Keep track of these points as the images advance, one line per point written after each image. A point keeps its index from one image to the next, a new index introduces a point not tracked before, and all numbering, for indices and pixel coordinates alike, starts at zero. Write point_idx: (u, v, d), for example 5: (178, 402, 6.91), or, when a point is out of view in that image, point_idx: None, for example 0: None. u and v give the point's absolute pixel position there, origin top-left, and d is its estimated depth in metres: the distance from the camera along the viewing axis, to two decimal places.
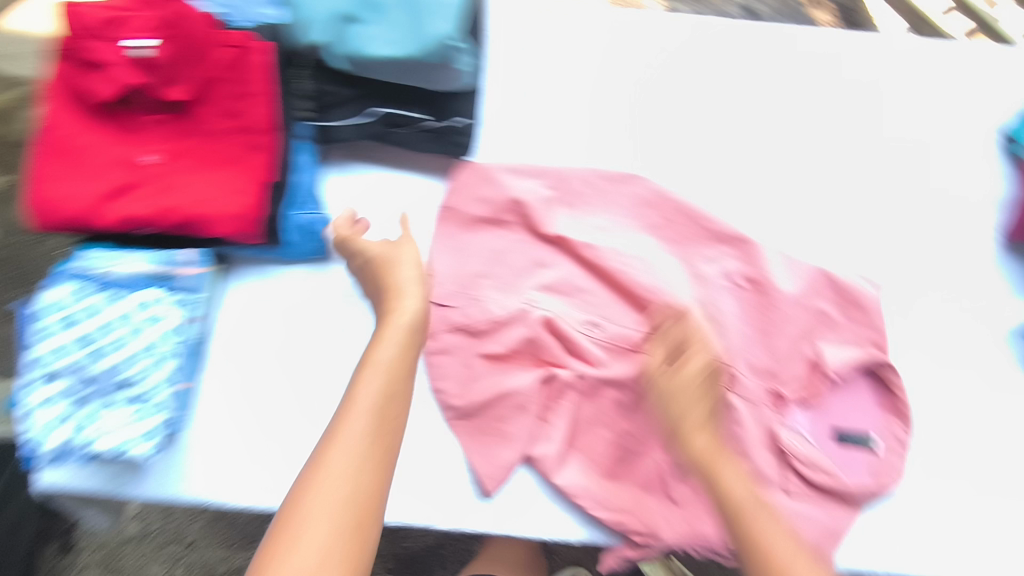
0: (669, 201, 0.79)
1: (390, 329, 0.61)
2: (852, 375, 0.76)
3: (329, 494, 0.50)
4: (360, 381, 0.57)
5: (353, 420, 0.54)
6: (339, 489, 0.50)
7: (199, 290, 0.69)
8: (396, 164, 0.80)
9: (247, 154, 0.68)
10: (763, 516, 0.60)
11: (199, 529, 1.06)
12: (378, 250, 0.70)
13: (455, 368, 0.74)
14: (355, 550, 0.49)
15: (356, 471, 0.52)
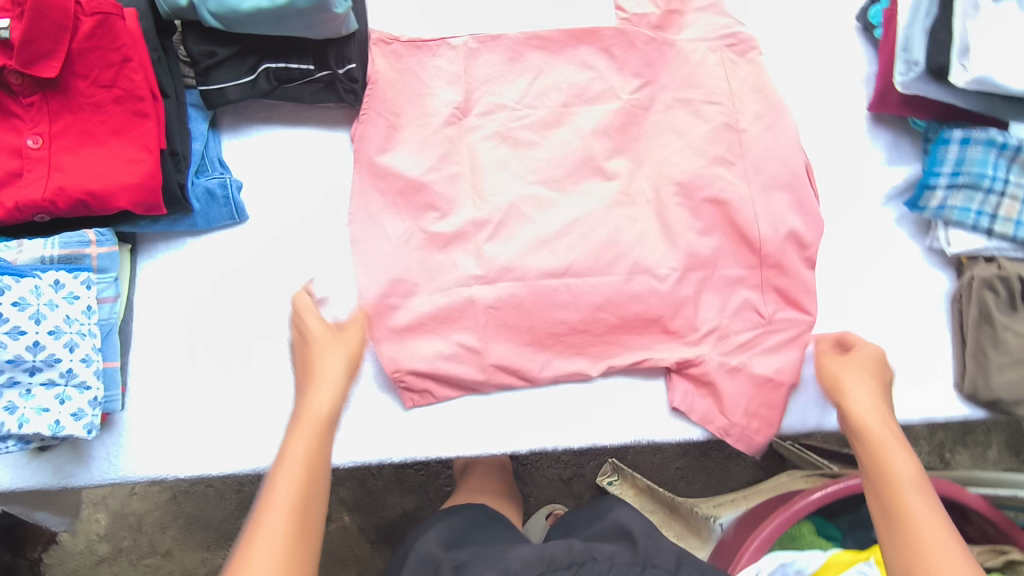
0: (566, 115, 0.84)
1: (315, 385, 0.64)
2: (694, 178, 0.83)
3: (300, 426, 0.60)
4: (315, 378, 0.65)
5: (308, 414, 0.61)
6: (275, 526, 0.53)
7: (110, 270, 0.70)
8: (294, 121, 0.82)
9: (133, 122, 0.67)
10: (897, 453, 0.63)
11: (172, 538, 1.10)
12: (317, 328, 0.68)
13: (364, 200, 0.80)
14: (313, 498, 0.56)
15: (315, 438, 0.60)
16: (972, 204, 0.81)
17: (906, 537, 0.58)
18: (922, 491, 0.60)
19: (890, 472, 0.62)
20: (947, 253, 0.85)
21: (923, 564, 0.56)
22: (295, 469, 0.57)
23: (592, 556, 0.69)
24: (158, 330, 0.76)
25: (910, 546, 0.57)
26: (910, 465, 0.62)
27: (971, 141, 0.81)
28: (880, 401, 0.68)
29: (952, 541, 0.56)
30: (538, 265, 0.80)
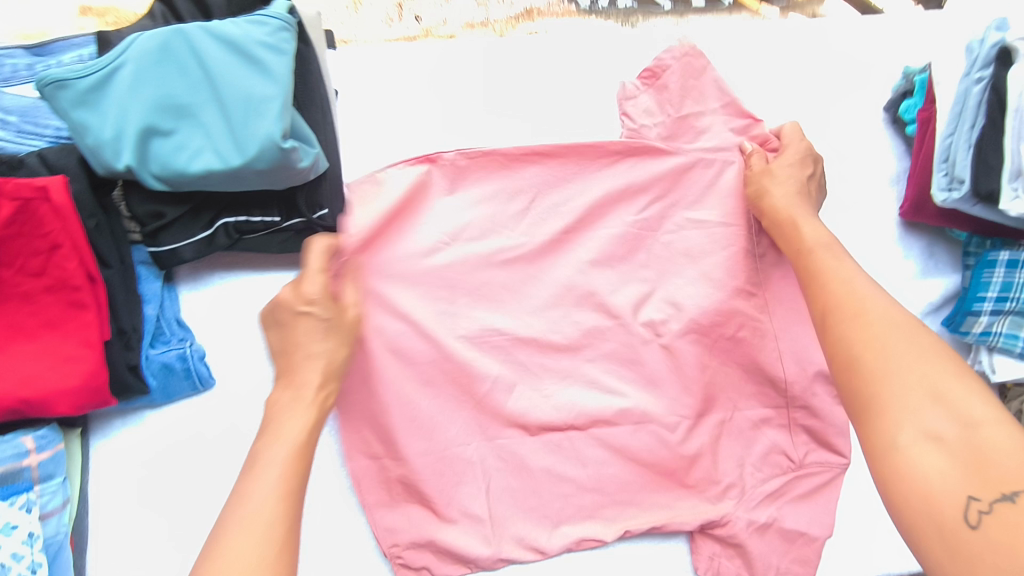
0: (567, 242, 0.74)
1: (303, 320, 0.59)
2: (715, 312, 0.74)
3: (269, 437, 0.53)
4: (291, 376, 0.58)
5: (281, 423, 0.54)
6: (263, 493, 0.48)
7: (55, 474, 0.61)
8: (261, 266, 0.72)
9: (70, 315, 0.58)
10: (866, 314, 0.53)
11: None
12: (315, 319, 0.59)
13: None
14: (287, 516, 0.48)
15: (284, 444, 0.52)
16: (1020, 332, 0.73)
17: (845, 368, 0.51)
18: (907, 329, 0.51)
19: (823, 276, 0.59)
20: (992, 380, 0.77)
21: (864, 372, 0.50)
22: (269, 473, 0.50)
23: None
24: (114, 525, 0.66)
25: (847, 368, 0.51)
26: (880, 322, 0.52)
27: (1020, 266, 0.73)
28: (792, 201, 0.68)
29: (908, 333, 0.51)
30: (543, 416, 0.73)
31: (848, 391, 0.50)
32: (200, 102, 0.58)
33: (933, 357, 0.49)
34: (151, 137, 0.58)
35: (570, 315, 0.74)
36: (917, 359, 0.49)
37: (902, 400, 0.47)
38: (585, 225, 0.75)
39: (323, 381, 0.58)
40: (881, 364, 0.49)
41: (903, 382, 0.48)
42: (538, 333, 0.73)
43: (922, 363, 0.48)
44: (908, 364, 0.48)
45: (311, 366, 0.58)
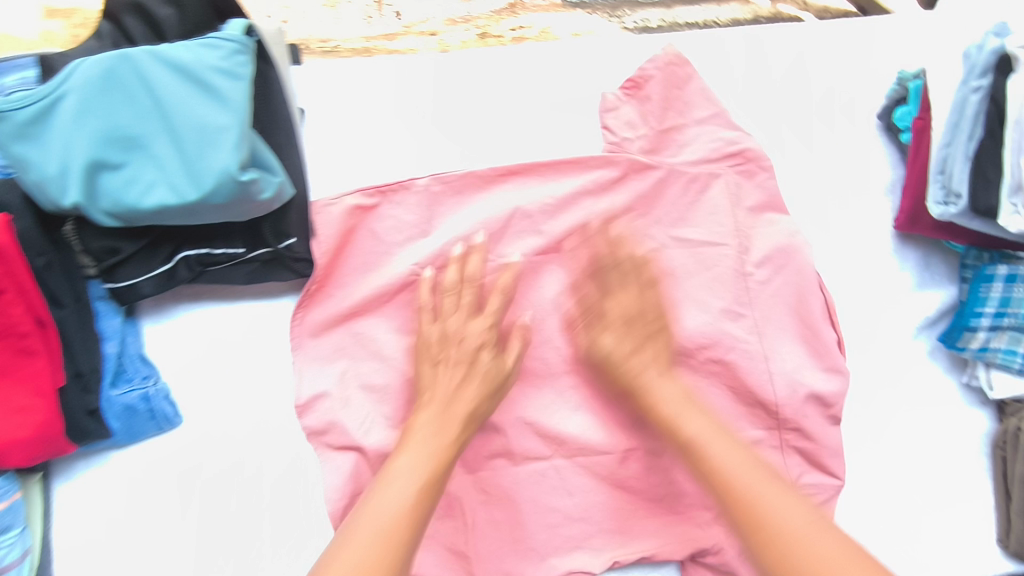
0: (546, 263, 0.73)
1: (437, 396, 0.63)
2: (702, 334, 0.72)
3: (400, 461, 0.57)
4: (410, 433, 0.60)
5: (399, 461, 0.58)
6: (398, 490, 0.55)
7: (13, 526, 0.59)
8: (229, 296, 0.69)
9: (20, 361, 0.54)
10: (774, 491, 0.61)
11: None
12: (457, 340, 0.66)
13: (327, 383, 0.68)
14: (388, 547, 0.51)
15: (409, 457, 0.58)
16: (1017, 347, 0.71)
17: (711, 474, 0.64)
18: (820, 530, 0.59)
19: (715, 467, 0.63)
20: (988, 395, 0.75)
21: (745, 509, 0.61)
22: (397, 485, 0.56)
23: None
24: (79, 572, 0.63)
25: (719, 482, 0.63)
26: (787, 503, 0.60)
27: (1018, 280, 0.71)
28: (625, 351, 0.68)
29: (819, 528, 0.59)
30: (527, 443, 0.71)
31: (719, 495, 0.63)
32: (152, 134, 0.55)
33: (840, 547, 0.57)
34: (99, 171, 0.54)
35: (552, 339, 0.72)
36: (852, 570, 0.56)
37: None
38: (566, 246, 0.73)
39: (460, 429, 0.62)
40: (790, 532, 0.58)
41: None
42: (519, 357, 0.72)
43: (829, 548, 0.57)
44: (828, 555, 0.56)
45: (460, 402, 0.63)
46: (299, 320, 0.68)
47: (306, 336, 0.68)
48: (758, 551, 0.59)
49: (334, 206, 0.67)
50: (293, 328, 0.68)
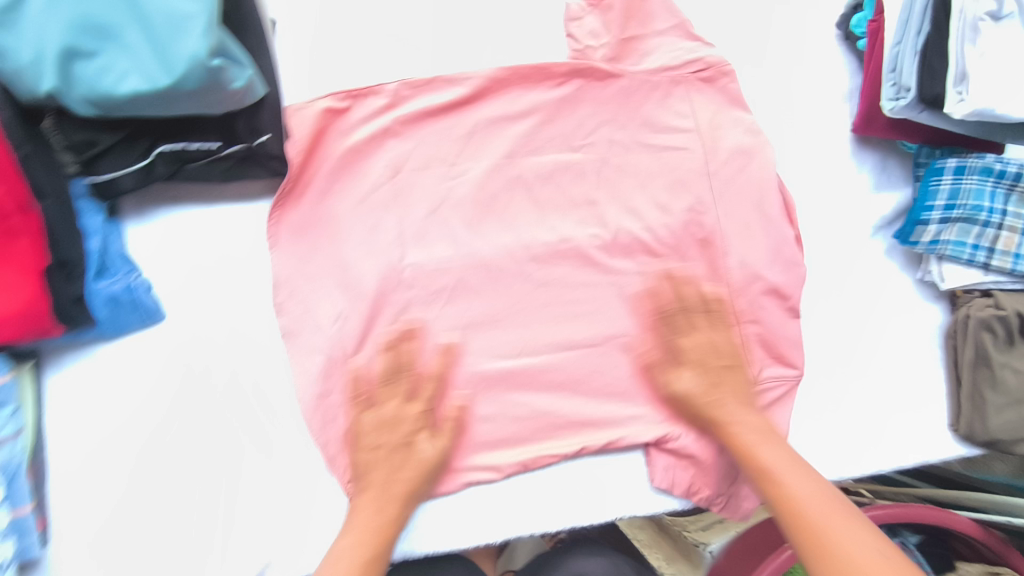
0: (514, 169, 0.76)
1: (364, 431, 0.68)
2: (664, 234, 0.76)
3: (345, 539, 0.62)
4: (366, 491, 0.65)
5: (346, 537, 0.62)
6: (344, 542, 0.62)
7: (7, 404, 0.62)
8: (206, 199, 0.72)
9: (7, 241, 0.58)
10: (851, 526, 0.57)
11: None
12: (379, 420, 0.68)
13: (303, 282, 0.72)
14: None
15: (354, 535, 0.62)
16: (968, 238, 0.74)
17: (794, 520, 0.59)
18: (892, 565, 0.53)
19: (792, 497, 0.60)
20: (941, 288, 0.78)
21: (816, 541, 0.57)
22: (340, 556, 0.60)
23: None
24: (78, 451, 0.68)
25: (804, 527, 0.58)
26: (864, 545, 0.55)
27: (965, 171, 0.74)
28: (698, 390, 0.70)
29: (881, 557, 0.54)
30: (496, 338, 0.74)
31: (794, 538, 0.58)
32: (123, 23, 0.57)
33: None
34: (74, 60, 0.57)
35: (522, 241, 0.75)
36: None
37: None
38: (532, 151, 0.76)
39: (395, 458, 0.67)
40: (860, 558, 0.54)
41: None
42: (491, 258, 0.75)
43: None
44: None
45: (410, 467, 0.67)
46: (276, 220, 0.71)
47: (285, 235, 0.72)
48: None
49: (307, 110, 0.70)
50: (271, 228, 0.72)
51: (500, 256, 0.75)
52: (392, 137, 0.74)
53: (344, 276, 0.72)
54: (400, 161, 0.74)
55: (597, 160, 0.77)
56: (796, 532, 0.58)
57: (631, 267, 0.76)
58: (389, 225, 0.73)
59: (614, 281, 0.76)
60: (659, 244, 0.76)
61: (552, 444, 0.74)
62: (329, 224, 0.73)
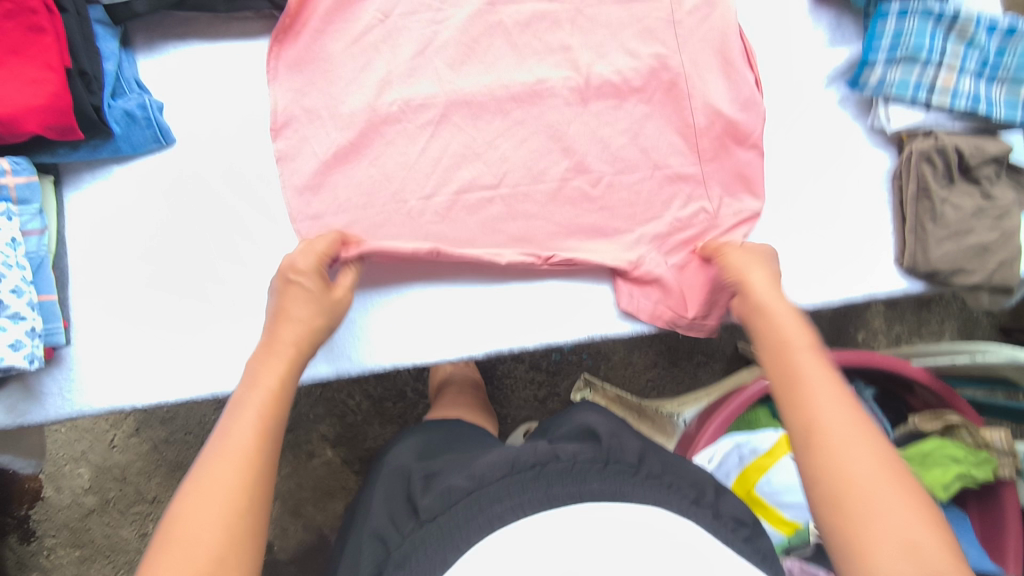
0: (494, 15, 0.82)
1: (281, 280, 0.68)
2: (634, 78, 0.82)
3: (249, 398, 0.60)
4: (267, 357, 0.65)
5: (251, 390, 0.62)
6: (251, 400, 0.60)
7: (32, 201, 0.67)
8: (210, 37, 0.78)
9: (32, 38, 0.63)
10: (847, 421, 0.55)
11: (158, 485, 1.18)
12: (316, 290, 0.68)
13: (302, 116, 0.78)
14: (243, 465, 0.55)
15: (251, 390, 0.62)
16: (909, 78, 0.81)
17: (805, 433, 0.56)
18: (886, 470, 0.52)
19: (800, 388, 0.58)
20: (888, 131, 0.85)
21: (811, 428, 0.56)
22: (244, 412, 0.59)
23: (557, 455, 0.69)
24: (96, 262, 0.74)
25: (812, 443, 0.55)
26: (862, 448, 0.53)
27: (908, 13, 0.80)
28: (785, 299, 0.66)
29: (883, 469, 0.52)
30: (479, 173, 0.80)
31: (796, 433, 0.57)
32: None
33: (899, 487, 0.51)
34: None
35: (502, 82, 0.81)
36: (899, 507, 0.50)
37: (871, 520, 0.50)
38: None
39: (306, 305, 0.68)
40: (850, 458, 0.53)
41: (892, 528, 0.49)
42: (476, 98, 0.81)
43: (894, 506, 0.50)
44: (886, 501, 0.51)
45: (289, 328, 0.67)
46: (276, 55, 0.78)
47: (284, 70, 0.78)
48: (811, 474, 0.54)
49: None
50: (271, 64, 0.78)
51: (484, 95, 0.81)
52: None
53: (340, 110, 0.78)
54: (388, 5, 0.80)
55: (572, 10, 0.83)
56: (799, 446, 0.56)
57: (605, 111, 0.82)
58: (380, 64, 0.79)
59: (586, 122, 0.82)
60: (631, 87, 0.82)
61: (530, 269, 0.80)
62: (323, 62, 0.79)
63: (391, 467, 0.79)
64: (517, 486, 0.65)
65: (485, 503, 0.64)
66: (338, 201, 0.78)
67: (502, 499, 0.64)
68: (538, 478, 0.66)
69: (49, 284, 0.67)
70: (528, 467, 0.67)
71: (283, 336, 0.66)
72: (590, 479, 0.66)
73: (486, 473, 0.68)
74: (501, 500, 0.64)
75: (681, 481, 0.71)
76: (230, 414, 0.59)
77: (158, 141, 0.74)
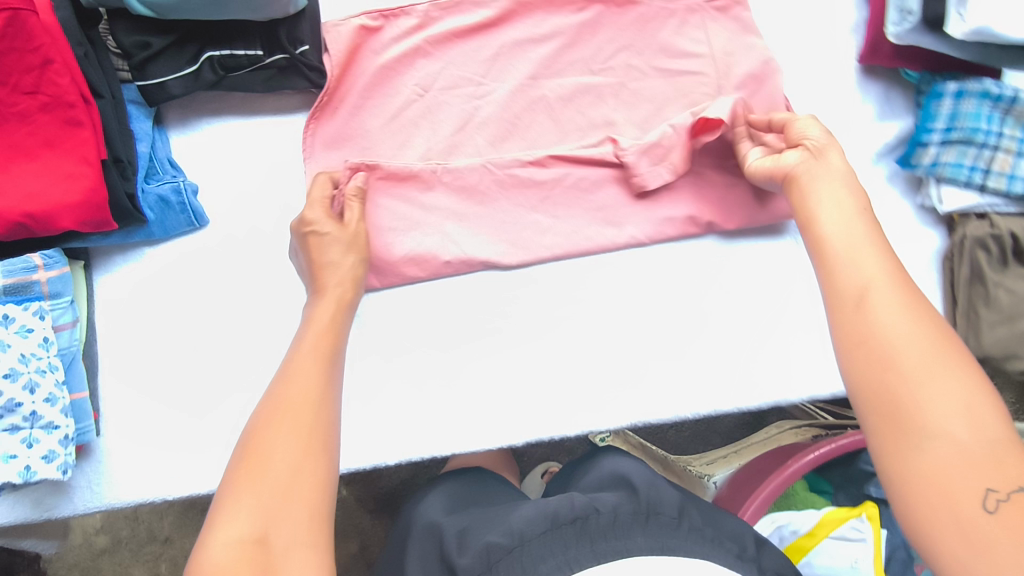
0: (536, 89, 0.79)
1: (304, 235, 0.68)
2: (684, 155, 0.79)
3: (305, 354, 0.59)
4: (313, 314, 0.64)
5: (302, 344, 0.61)
6: (305, 355, 0.59)
7: (63, 294, 0.65)
8: (245, 112, 0.76)
9: (69, 132, 0.61)
10: (887, 302, 0.52)
11: (171, 524, 1.11)
12: (333, 236, 0.67)
13: None
14: (307, 422, 0.54)
15: (311, 343, 0.61)
16: (964, 160, 0.78)
17: (851, 300, 0.53)
18: (941, 357, 0.49)
19: (838, 275, 0.55)
20: (940, 211, 0.82)
21: (853, 311, 0.53)
22: (296, 369, 0.57)
23: (597, 509, 0.64)
24: (127, 347, 0.72)
25: (862, 305, 0.53)
26: (904, 328, 0.50)
27: (965, 95, 0.78)
28: (844, 186, 0.63)
29: (936, 355, 0.49)
30: (519, 252, 0.77)
31: (836, 315, 0.54)
32: None
33: (948, 364, 0.48)
34: None
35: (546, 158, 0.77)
36: (953, 384, 0.47)
37: (923, 406, 0.47)
38: (555, 72, 0.80)
39: (343, 252, 0.68)
40: (895, 344, 0.50)
41: (943, 408, 0.46)
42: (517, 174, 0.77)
43: (947, 388, 0.47)
44: (937, 385, 0.47)
45: (330, 273, 0.67)
46: (311, 132, 0.75)
47: (320, 147, 0.75)
48: (853, 361, 0.51)
49: (343, 26, 0.74)
50: (307, 141, 0.75)
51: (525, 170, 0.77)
52: (421, 55, 0.77)
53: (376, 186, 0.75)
54: (427, 79, 0.77)
55: (617, 84, 0.80)
56: (839, 314, 0.54)
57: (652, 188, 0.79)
58: (419, 141, 0.77)
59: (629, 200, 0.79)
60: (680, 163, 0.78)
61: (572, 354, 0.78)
62: (361, 137, 0.76)
63: (420, 524, 0.74)
64: (559, 543, 0.60)
65: (524, 560, 0.60)
66: (373, 285, 0.75)
67: (545, 556, 0.59)
68: (581, 534, 0.61)
69: (80, 378, 0.66)
70: (569, 522, 0.62)
71: (330, 277, 0.67)
72: (637, 534, 0.61)
73: (526, 529, 0.63)
74: (546, 558, 0.59)
75: (721, 535, 0.68)
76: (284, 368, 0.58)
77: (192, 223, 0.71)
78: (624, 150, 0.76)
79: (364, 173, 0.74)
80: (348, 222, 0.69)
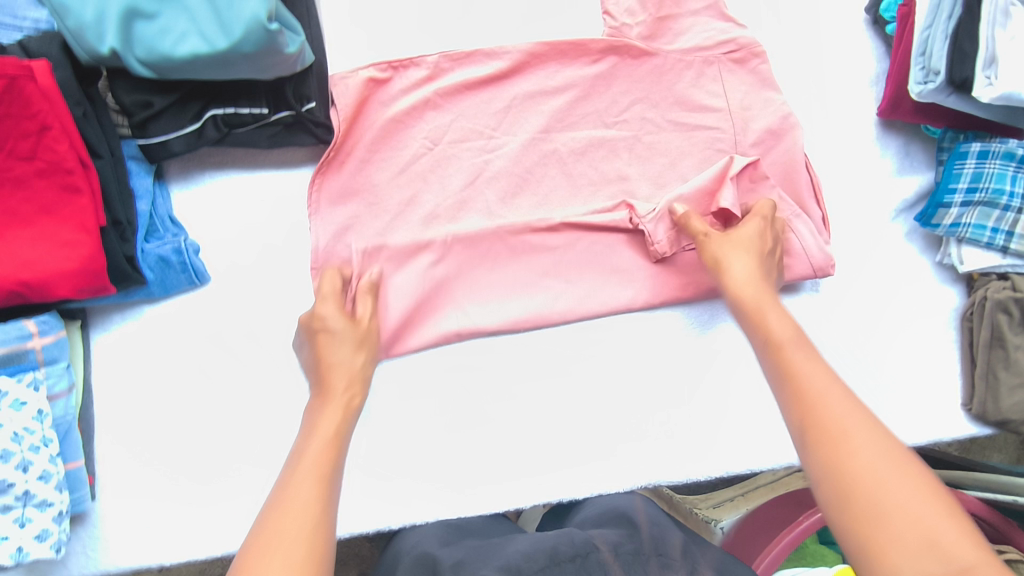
0: (549, 143, 0.77)
1: (312, 327, 0.65)
2: None
3: (306, 462, 0.55)
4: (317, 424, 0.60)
5: (304, 459, 0.55)
6: (308, 471, 0.54)
7: (59, 359, 0.63)
8: (248, 166, 0.74)
9: (66, 199, 0.59)
10: (833, 394, 0.52)
11: None
12: (342, 329, 0.65)
13: (342, 250, 0.72)
14: (309, 548, 0.47)
15: (308, 453, 0.56)
16: (987, 222, 0.76)
17: (792, 389, 0.54)
18: (884, 449, 0.48)
19: (790, 369, 0.56)
20: (959, 271, 0.81)
21: (806, 399, 0.53)
22: (296, 479, 0.53)
23: (597, 545, 0.57)
24: (122, 408, 0.70)
25: (801, 395, 0.53)
26: (851, 419, 0.50)
27: (988, 156, 0.76)
28: (750, 275, 0.66)
29: (884, 450, 0.48)
30: (528, 310, 0.75)
31: (790, 413, 0.53)
32: None
33: (896, 460, 0.47)
34: (135, 21, 0.60)
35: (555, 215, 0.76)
36: (900, 479, 0.46)
37: (871, 502, 0.46)
38: (568, 126, 0.78)
39: (355, 348, 0.65)
40: (842, 430, 0.49)
41: (893, 507, 0.45)
42: (528, 231, 0.75)
43: (899, 481, 0.46)
44: (884, 477, 0.46)
45: (338, 373, 0.63)
46: (317, 186, 0.72)
47: (325, 203, 0.72)
48: (807, 454, 0.50)
49: (351, 79, 0.71)
50: (312, 197, 0.72)
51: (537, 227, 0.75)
52: (430, 107, 0.75)
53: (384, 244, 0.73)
54: (436, 132, 0.75)
55: (631, 138, 0.78)
56: (791, 412, 0.53)
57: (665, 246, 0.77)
58: (427, 196, 0.74)
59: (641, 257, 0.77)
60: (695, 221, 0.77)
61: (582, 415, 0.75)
62: (367, 191, 0.73)
63: (410, 555, 0.66)
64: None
65: None
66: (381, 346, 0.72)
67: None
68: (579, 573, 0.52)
69: (76, 445, 0.64)
70: (569, 560, 0.54)
71: (343, 381, 0.63)
72: (643, 570, 0.52)
73: (522, 567, 0.55)
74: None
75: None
76: (285, 478, 0.54)
77: (193, 282, 0.70)
78: (640, 218, 0.74)
79: (372, 258, 0.72)
80: (359, 317, 0.67)
